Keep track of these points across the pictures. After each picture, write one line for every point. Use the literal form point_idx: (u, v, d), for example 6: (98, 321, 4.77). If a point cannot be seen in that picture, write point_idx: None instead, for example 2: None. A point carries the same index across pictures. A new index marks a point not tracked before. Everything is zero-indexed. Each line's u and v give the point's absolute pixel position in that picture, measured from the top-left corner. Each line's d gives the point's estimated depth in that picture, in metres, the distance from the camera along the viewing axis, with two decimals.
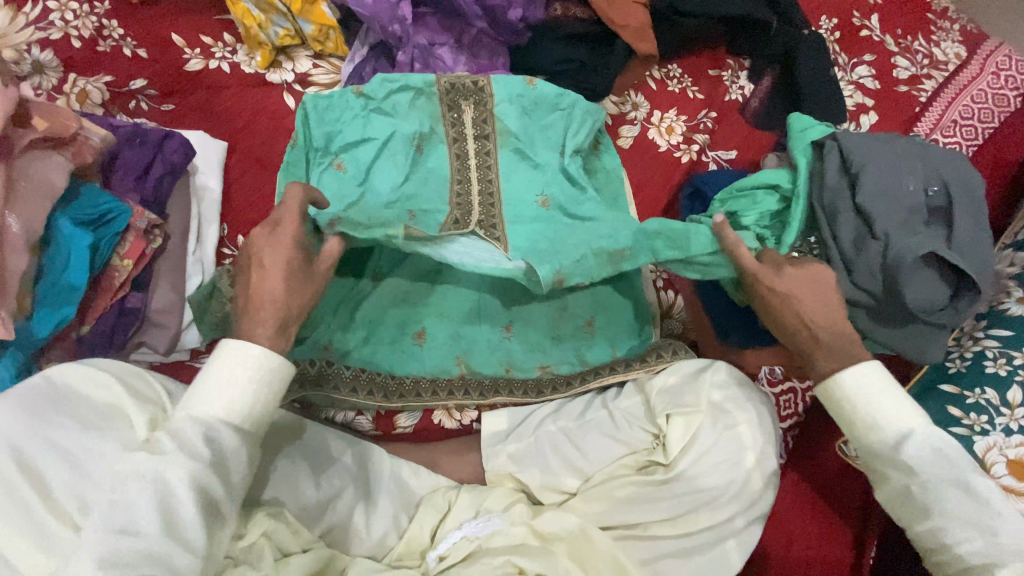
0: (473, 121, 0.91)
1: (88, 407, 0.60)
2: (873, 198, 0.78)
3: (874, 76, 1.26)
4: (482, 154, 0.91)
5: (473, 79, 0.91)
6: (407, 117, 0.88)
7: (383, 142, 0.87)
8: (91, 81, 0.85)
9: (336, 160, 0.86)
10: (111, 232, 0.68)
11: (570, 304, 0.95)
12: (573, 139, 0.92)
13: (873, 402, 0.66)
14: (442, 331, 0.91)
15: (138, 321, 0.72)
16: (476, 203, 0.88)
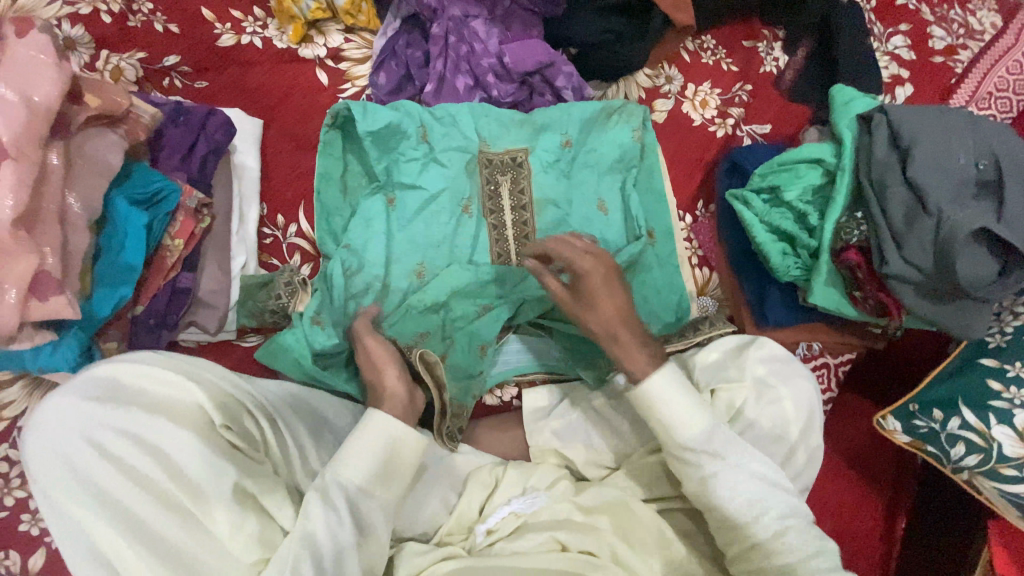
0: (510, 193, 0.90)
1: (148, 401, 0.58)
2: (926, 172, 0.76)
3: (910, 46, 1.23)
4: (518, 211, 0.90)
5: (511, 153, 0.92)
6: (456, 182, 0.88)
7: (432, 194, 0.87)
8: (124, 58, 0.84)
9: (388, 196, 0.86)
10: (163, 212, 0.67)
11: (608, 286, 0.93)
12: (608, 192, 0.96)
13: (687, 411, 0.71)
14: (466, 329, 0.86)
15: (188, 301, 0.72)
16: (512, 238, 0.89)
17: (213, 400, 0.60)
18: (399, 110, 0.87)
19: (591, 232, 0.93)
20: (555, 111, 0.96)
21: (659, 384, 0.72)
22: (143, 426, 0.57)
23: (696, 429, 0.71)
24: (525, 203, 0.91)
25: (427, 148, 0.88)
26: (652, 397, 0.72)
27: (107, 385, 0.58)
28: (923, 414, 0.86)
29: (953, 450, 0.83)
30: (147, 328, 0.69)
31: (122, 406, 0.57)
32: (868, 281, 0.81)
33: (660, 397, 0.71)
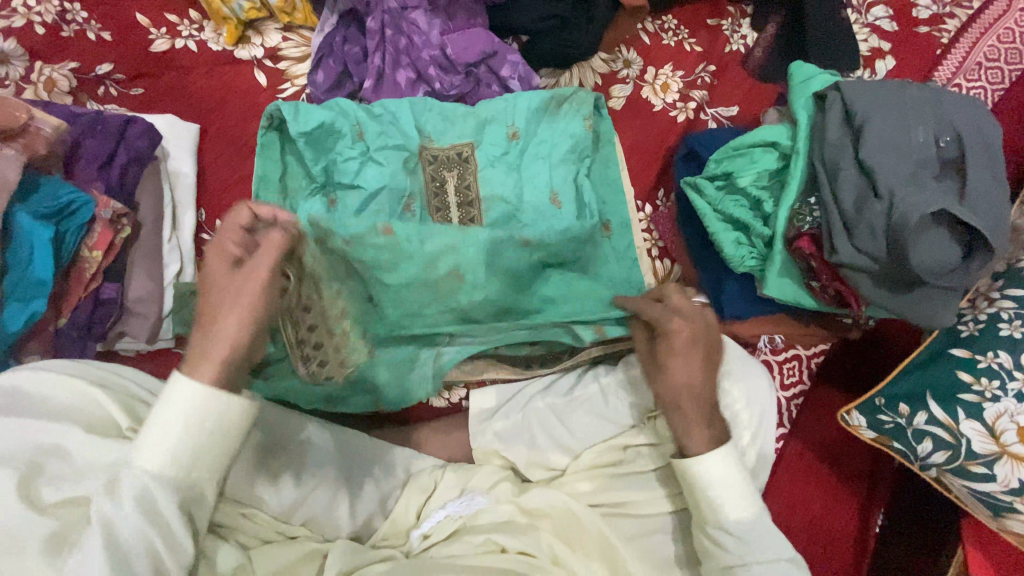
0: (456, 187, 0.89)
1: (49, 408, 0.58)
2: (878, 151, 0.71)
3: (892, 17, 1.17)
4: (466, 207, 0.89)
5: (457, 148, 0.90)
6: (394, 178, 0.85)
7: (371, 193, 0.84)
8: (57, 69, 0.83)
9: (329, 197, 0.85)
10: (76, 222, 0.67)
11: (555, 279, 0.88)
12: (559, 182, 0.91)
13: (730, 488, 0.66)
14: (415, 324, 0.83)
15: (116, 311, 0.71)
16: (460, 231, 0.87)
17: (128, 403, 0.62)
18: (333, 109, 0.85)
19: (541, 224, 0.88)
20: (500, 102, 0.92)
21: (709, 461, 0.67)
22: (49, 433, 0.56)
23: (739, 506, 0.66)
24: (471, 198, 0.89)
25: (363, 145, 0.85)
26: (695, 472, 0.67)
27: (12, 392, 0.58)
28: (889, 408, 0.81)
29: (920, 447, 0.79)
30: (72, 340, 0.69)
31: (23, 414, 0.57)
32: (823, 271, 0.77)
33: (708, 473, 0.67)
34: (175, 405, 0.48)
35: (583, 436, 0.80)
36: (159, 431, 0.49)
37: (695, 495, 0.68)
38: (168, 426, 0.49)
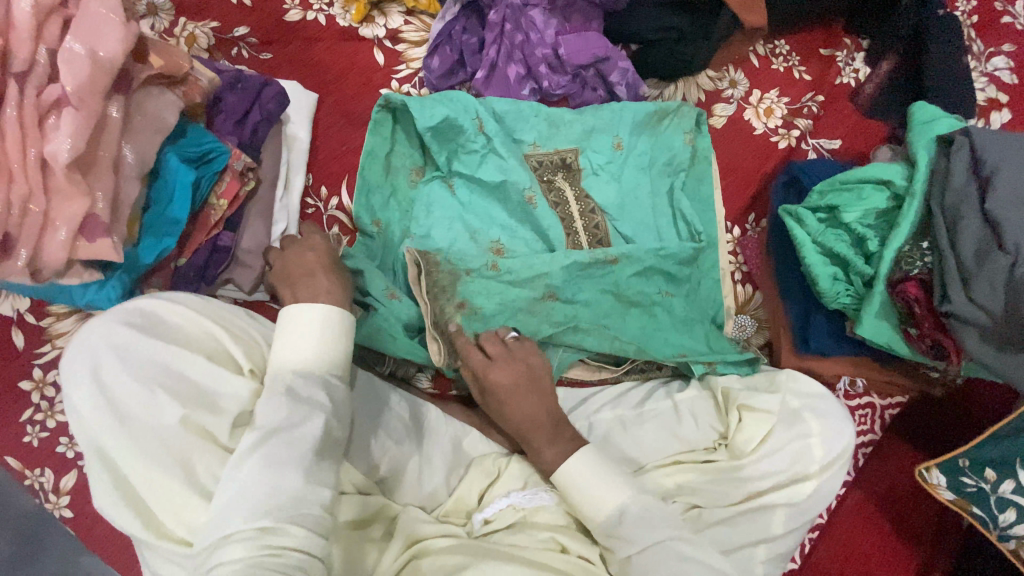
0: (570, 190, 0.91)
1: (179, 334, 0.60)
2: (1008, 204, 0.67)
3: (1013, 68, 1.13)
4: (587, 214, 0.90)
5: (562, 153, 0.92)
6: (513, 173, 0.88)
7: (489, 185, 0.89)
8: (199, 26, 0.88)
9: (449, 181, 0.89)
10: (212, 171, 0.69)
11: (629, 291, 0.87)
12: (662, 198, 0.93)
13: (637, 528, 0.67)
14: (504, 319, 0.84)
15: (228, 259, 0.75)
16: (581, 228, 0.89)
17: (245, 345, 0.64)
18: (455, 104, 0.87)
19: (644, 241, 0.90)
20: (607, 110, 0.94)
21: (572, 469, 0.71)
22: (176, 357, 0.57)
23: (638, 532, 0.67)
24: (592, 208, 0.90)
25: (485, 139, 0.88)
26: (567, 481, 0.71)
27: (147, 319, 0.59)
28: (973, 471, 0.78)
29: (1002, 516, 0.76)
30: (188, 279, 0.73)
31: (159, 337, 0.58)
32: (927, 319, 0.73)
33: (574, 481, 0.71)
34: (302, 315, 0.61)
35: (646, 449, 0.81)
36: (290, 338, 0.60)
37: (575, 503, 0.70)
38: (295, 335, 0.60)
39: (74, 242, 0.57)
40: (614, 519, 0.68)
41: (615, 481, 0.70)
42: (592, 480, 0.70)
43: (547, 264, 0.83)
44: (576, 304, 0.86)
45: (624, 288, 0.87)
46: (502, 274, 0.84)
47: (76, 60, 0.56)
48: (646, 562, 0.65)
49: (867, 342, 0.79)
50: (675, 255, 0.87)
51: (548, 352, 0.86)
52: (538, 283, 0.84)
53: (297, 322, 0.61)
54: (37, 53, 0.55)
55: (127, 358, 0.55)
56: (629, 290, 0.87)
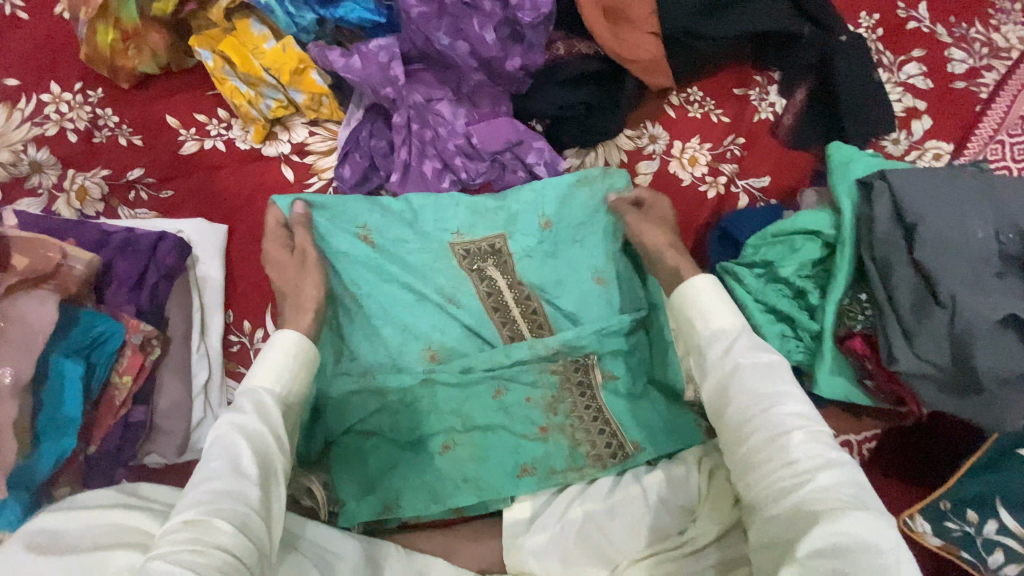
0: (502, 276, 0.87)
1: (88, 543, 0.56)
2: (936, 253, 0.66)
3: (926, 73, 1.15)
4: (523, 300, 0.87)
5: (488, 240, 0.89)
6: (438, 276, 0.85)
7: (417, 292, 0.85)
8: (89, 177, 0.84)
9: (357, 295, 0.83)
10: (106, 354, 0.64)
11: (574, 377, 0.85)
12: (600, 270, 0.89)
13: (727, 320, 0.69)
14: (460, 432, 0.81)
15: (144, 433, 0.69)
16: (520, 317, 0.85)
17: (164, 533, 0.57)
18: (373, 208, 0.86)
19: (587, 317, 0.87)
20: (527, 192, 0.91)
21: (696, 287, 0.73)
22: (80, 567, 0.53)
23: (745, 390, 0.62)
24: (527, 293, 0.87)
25: (379, 258, 0.85)
26: (693, 325, 0.71)
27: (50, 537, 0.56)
28: (956, 515, 0.76)
29: (991, 558, 0.73)
30: (101, 468, 0.66)
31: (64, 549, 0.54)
32: (879, 372, 0.72)
33: (692, 304, 0.72)
34: (276, 344, 0.68)
35: (622, 546, 0.76)
36: None
37: (686, 311, 0.72)
38: None
39: None
40: (711, 341, 0.68)
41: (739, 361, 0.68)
42: (714, 295, 0.71)
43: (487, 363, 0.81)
44: (526, 400, 0.83)
45: (569, 373, 0.85)
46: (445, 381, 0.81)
47: None
48: (758, 405, 0.60)
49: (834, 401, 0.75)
50: (617, 331, 0.85)
51: (505, 460, 0.81)
52: (479, 381, 0.82)
53: (275, 345, 0.67)
54: None
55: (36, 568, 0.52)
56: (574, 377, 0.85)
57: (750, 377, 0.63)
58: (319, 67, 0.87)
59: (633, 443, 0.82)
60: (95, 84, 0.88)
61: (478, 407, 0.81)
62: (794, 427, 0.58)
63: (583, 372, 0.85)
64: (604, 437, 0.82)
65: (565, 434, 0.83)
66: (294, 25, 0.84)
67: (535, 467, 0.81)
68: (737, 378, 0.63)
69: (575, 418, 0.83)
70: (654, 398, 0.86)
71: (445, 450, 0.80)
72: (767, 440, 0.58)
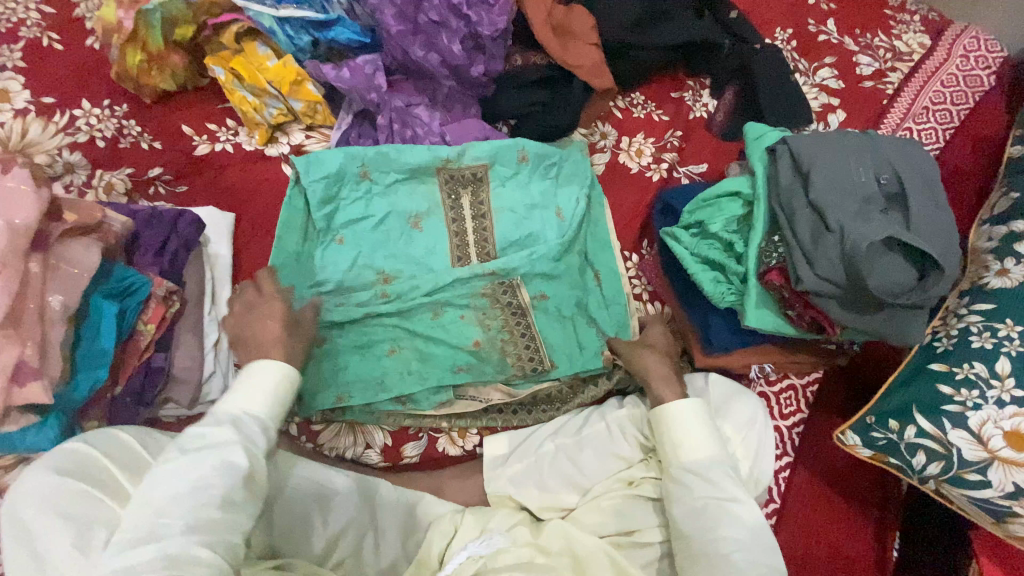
0: (470, 204, 1.03)
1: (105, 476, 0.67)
2: (826, 193, 0.81)
3: (838, 76, 1.34)
4: (480, 231, 1.02)
5: (472, 169, 1.03)
6: (400, 203, 1.01)
7: (381, 219, 1.00)
8: (115, 175, 0.97)
9: (337, 237, 0.98)
10: (136, 301, 0.75)
11: (523, 299, 0.98)
12: (546, 203, 1.05)
13: (700, 438, 0.82)
14: (410, 343, 0.95)
15: (162, 379, 0.79)
16: (472, 241, 1.01)
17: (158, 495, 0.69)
18: (344, 154, 0.98)
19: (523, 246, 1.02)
20: (487, 143, 1.03)
21: (682, 408, 0.84)
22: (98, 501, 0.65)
23: (692, 488, 0.79)
24: (483, 213, 1.03)
25: (367, 185, 0.99)
26: (670, 419, 0.83)
27: (81, 460, 0.66)
28: (880, 425, 0.87)
29: (915, 460, 0.84)
30: (128, 408, 0.77)
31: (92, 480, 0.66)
32: (796, 300, 0.84)
33: (679, 417, 0.83)
34: (258, 369, 0.76)
35: (591, 473, 0.88)
36: None
37: (668, 439, 0.83)
38: None
39: (6, 390, 0.61)
40: (681, 434, 0.83)
41: (712, 438, 0.82)
42: (698, 419, 0.83)
43: (434, 281, 0.96)
44: (462, 318, 0.96)
45: (511, 291, 0.98)
46: (397, 304, 0.94)
47: None
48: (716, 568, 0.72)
49: (746, 324, 0.87)
50: (545, 256, 0.99)
51: (443, 365, 0.94)
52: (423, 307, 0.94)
53: (257, 373, 0.75)
54: None
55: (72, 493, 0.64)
56: (516, 291, 0.98)
57: (700, 491, 0.78)
58: (314, 79, 1.02)
59: (550, 360, 0.96)
60: (121, 100, 1.02)
61: (422, 323, 0.95)
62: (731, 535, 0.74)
63: (511, 293, 0.98)
64: (528, 352, 0.96)
65: (494, 347, 0.95)
66: (293, 45, 1.01)
67: (466, 368, 0.94)
68: (700, 478, 0.79)
69: (506, 333, 0.96)
70: (580, 319, 1.00)
71: (392, 354, 0.93)
72: (708, 500, 0.77)
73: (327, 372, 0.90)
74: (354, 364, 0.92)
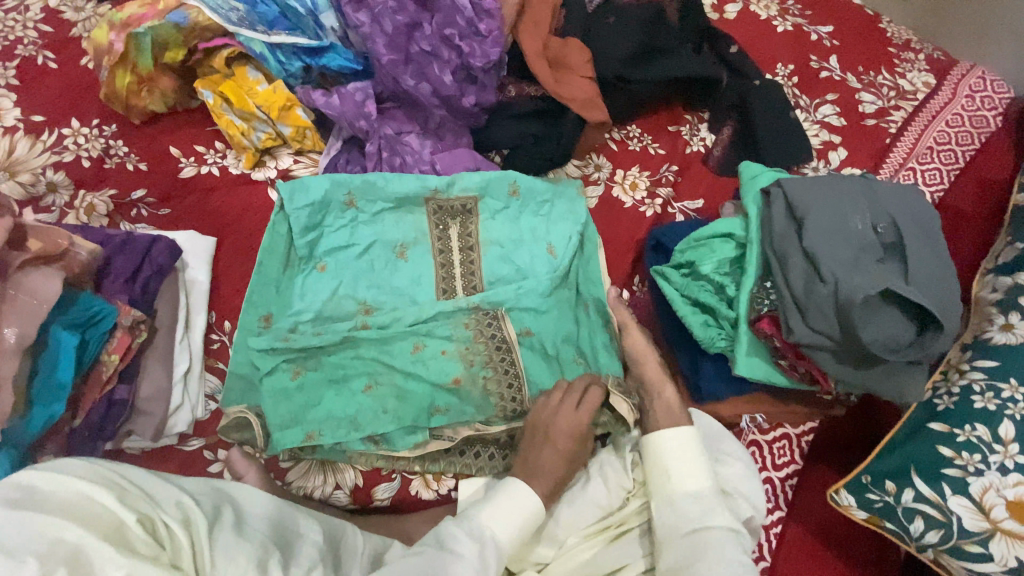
0: (458, 236, 1.00)
1: (52, 505, 0.56)
2: (820, 241, 0.77)
3: (839, 113, 1.32)
4: (467, 264, 0.99)
5: (462, 199, 1.01)
6: (385, 233, 0.99)
7: (365, 248, 0.97)
8: (98, 196, 0.96)
9: (319, 264, 0.96)
10: (100, 331, 0.73)
11: (507, 335, 0.94)
12: (537, 236, 1.02)
13: (689, 466, 0.80)
14: (388, 379, 0.91)
15: (126, 412, 0.78)
16: (459, 274, 0.98)
17: (118, 528, 0.58)
18: (330, 180, 0.96)
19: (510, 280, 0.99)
20: (478, 174, 1.01)
21: (670, 439, 0.82)
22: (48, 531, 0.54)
23: (687, 515, 0.76)
24: (471, 245, 1.00)
25: (353, 214, 0.97)
26: (657, 448, 0.82)
27: (20, 492, 0.56)
28: (876, 487, 0.82)
29: (912, 526, 0.79)
30: (86, 441, 0.75)
31: (36, 509, 0.55)
32: (787, 349, 0.81)
33: (666, 449, 0.82)
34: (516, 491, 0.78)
35: (565, 523, 0.84)
36: None
37: (656, 471, 0.82)
38: None
39: None
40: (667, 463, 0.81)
41: (703, 468, 0.80)
42: (687, 450, 0.81)
43: (415, 314, 0.93)
44: (442, 354, 0.92)
45: (495, 327, 0.94)
46: (377, 338, 0.91)
47: None
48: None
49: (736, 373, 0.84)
50: (533, 290, 0.97)
51: (421, 403, 0.90)
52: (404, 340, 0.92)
53: (518, 497, 0.77)
54: None
55: (15, 527, 0.53)
56: (501, 327, 0.94)
57: (698, 528, 0.75)
58: (304, 104, 1.01)
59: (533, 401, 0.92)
60: (110, 120, 1.02)
61: (402, 357, 0.91)
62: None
63: (496, 327, 0.95)
64: (511, 392, 0.92)
65: (475, 385, 0.92)
66: (284, 71, 1.00)
67: (449, 409, 0.91)
68: (690, 508, 0.77)
69: (489, 369, 0.92)
70: (566, 358, 0.96)
71: (367, 390, 0.90)
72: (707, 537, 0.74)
73: (299, 407, 0.87)
74: (329, 400, 0.88)
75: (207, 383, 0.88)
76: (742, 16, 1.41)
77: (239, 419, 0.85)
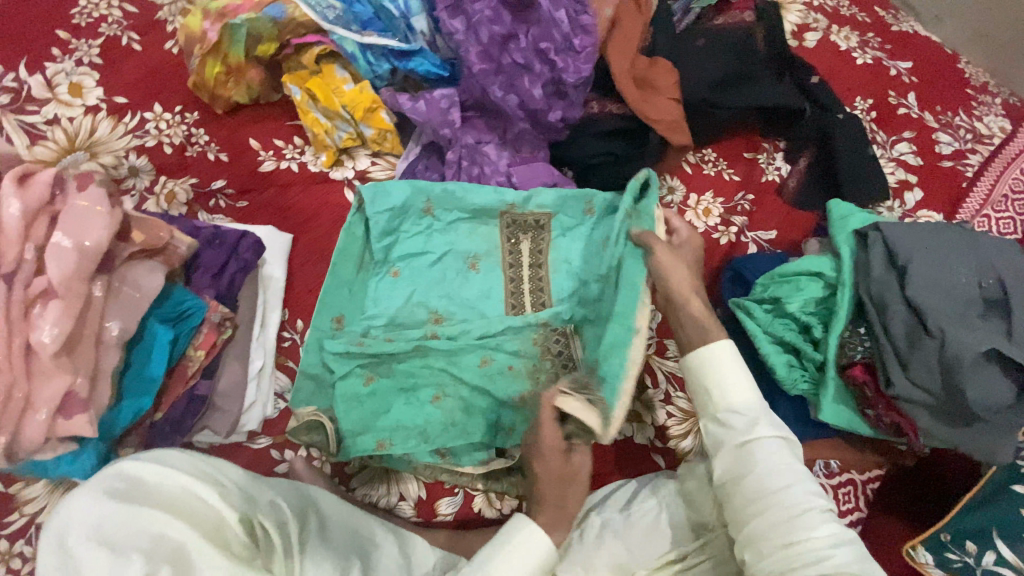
0: (529, 251, 0.97)
1: (158, 496, 0.59)
2: (925, 292, 0.75)
3: (915, 152, 1.29)
4: (536, 281, 0.95)
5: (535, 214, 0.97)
6: (459, 243, 0.97)
7: (438, 257, 0.96)
8: (178, 183, 0.96)
9: (393, 269, 0.95)
10: (190, 326, 0.74)
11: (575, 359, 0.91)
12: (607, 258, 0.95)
13: (732, 376, 0.72)
14: (455, 393, 0.89)
15: (204, 407, 0.78)
16: (528, 290, 0.94)
17: (217, 525, 0.60)
18: (409, 187, 0.95)
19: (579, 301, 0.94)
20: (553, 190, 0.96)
21: (711, 360, 0.73)
22: (156, 522, 0.56)
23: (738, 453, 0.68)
24: (540, 261, 0.96)
25: (429, 222, 0.96)
26: (702, 370, 0.73)
27: (129, 481, 0.59)
28: (956, 546, 0.80)
29: None
30: (166, 435, 0.75)
31: (143, 498, 0.58)
32: (878, 400, 0.79)
33: (712, 370, 0.72)
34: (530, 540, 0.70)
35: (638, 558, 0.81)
36: None
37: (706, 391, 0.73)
38: None
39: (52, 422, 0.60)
40: (737, 415, 0.70)
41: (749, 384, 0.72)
42: (731, 363, 0.72)
43: (484, 330, 0.90)
44: (509, 370, 0.90)
45: (565, 350, 0.91)
46: (447, 351, 0.89)
47: (65, 254, 0.62)
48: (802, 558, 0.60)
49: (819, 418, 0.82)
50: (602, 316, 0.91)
51: (487, 420, 0.89)
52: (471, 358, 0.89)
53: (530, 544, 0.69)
54: (27, 251, 0.61)
55: (127, 516, 0.55)
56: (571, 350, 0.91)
57: (766, 482, 0.66)
58: (388, 107, 1.01)
59: None
60: (192, 108, 1.02)
61: (470, 372, 0.89)
62: (820, 533, 0.61)
63: (564, 346, 0.92)
64: None
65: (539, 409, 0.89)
66: (372, 73, 1.00)
67: (513, 430, 0.89)
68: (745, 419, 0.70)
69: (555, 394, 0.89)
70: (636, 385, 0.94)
71: (436, 401, 0.88)
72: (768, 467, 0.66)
73: (370, 414, 0.87)
74: (399, 408, 0.87)
75: (277, 380, 0.87)
76: (821, 45, 1.38)
77: (311, 421, 0.82)
